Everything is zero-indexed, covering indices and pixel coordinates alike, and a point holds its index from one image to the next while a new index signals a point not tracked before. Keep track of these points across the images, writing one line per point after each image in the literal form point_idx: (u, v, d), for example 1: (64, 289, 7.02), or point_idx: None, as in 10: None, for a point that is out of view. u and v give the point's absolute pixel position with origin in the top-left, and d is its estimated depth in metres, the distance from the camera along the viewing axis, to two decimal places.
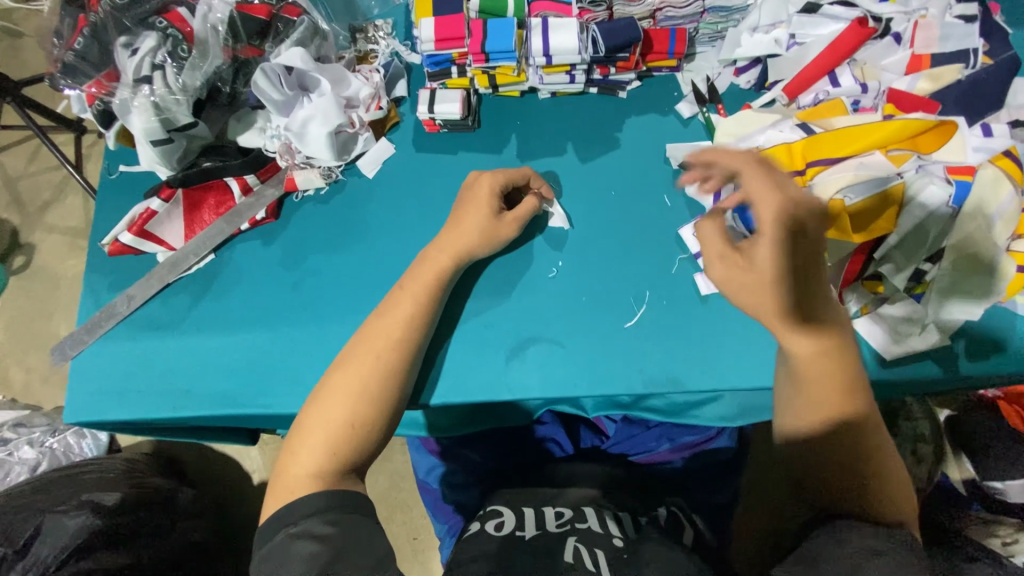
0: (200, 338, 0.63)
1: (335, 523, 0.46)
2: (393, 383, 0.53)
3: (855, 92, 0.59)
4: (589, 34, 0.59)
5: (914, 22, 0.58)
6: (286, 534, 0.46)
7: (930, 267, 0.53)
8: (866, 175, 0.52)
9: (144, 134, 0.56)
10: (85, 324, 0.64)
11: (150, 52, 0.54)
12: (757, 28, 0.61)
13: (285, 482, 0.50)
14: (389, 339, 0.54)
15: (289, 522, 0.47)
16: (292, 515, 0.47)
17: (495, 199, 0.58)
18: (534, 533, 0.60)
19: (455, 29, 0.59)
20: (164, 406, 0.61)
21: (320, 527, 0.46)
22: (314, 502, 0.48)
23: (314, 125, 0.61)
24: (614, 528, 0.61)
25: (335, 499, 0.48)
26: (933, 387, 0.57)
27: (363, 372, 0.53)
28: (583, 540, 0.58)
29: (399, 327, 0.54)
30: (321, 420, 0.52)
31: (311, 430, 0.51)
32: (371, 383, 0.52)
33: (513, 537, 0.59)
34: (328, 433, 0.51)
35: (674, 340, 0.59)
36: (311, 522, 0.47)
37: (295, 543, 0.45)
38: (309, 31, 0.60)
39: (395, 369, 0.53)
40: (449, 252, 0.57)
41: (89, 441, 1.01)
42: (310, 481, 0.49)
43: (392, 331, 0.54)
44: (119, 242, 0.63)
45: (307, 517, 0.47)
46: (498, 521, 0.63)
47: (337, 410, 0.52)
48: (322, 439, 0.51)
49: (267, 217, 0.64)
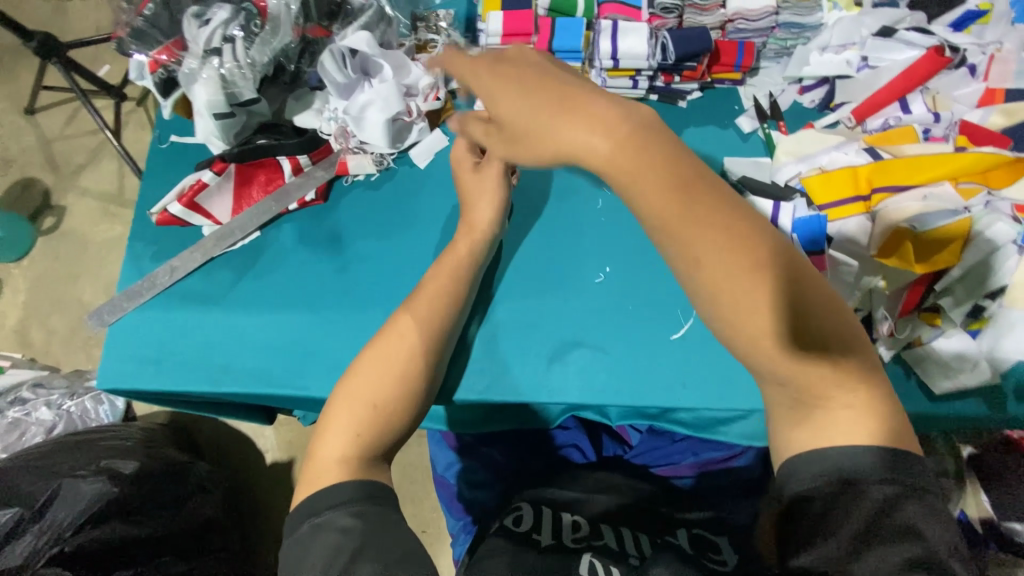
0: (240, 314, 0.63)
1: (359, 516, 0.45)
2: (418, 365, 0.53)
3: (927, 120, 0.58)
4: (658, 40, 0.58)
5: (991, 55, 0.57)
6: (310, 525, 0.45)
7: (989, 303, 0.52)
8: (936, 206, 0.52)
9: (206, 107, 0.55)
10: (127, 291, 0.64)
11: (222, 25, 0.54)
12: (827, 48, 0.61)
13: (315, 467, 0.49)
14: (416, 320, 0.54)
15: (314, 512, 0.46)
16: (319, 505, 0.46)
17: (488, 163, 0.58)
18: (550, 541, 0.61)
19: (524, 24, 0.59)
20: (198, 379, 0.61)
21: (345, 520, 0.45)
22: (343, 492, 0.46)
23: (374, 111, 0.61)
24: (631, 546, 0.60)
25: (363, 490, 0.46)
26: (979, 426, 0.54)
27: (389, 351, 0.53)
28: (599, 557, 0.58)
29: (426, 309, 0.55)
30: (347, 399, 0.51)
31: (339, 410, 0.51)
32: (394, 362, 0.52)
33: (529, 539, 0.61)
34: (353, 413, 0.50)
35: (717, 358, 0.58)
36: (335, 513, 0.45)
37: (319, 534, 0.45)
38: (376, 16, 0.60)
39: (419, 350, 0.53)
40: (473, 236, 0.58)
41: (106, 407, 1.01)
42: (337, 465, 0.48)
43: (422, 313, 0.54)
44: (167, 212, 0.63)
45: (332, 508, 0.46)
46: (517, 516, 0.65)
47: (363, 389, 0.51)
48: (348, 420, 0.50)
49: (316, 199, 0.64)
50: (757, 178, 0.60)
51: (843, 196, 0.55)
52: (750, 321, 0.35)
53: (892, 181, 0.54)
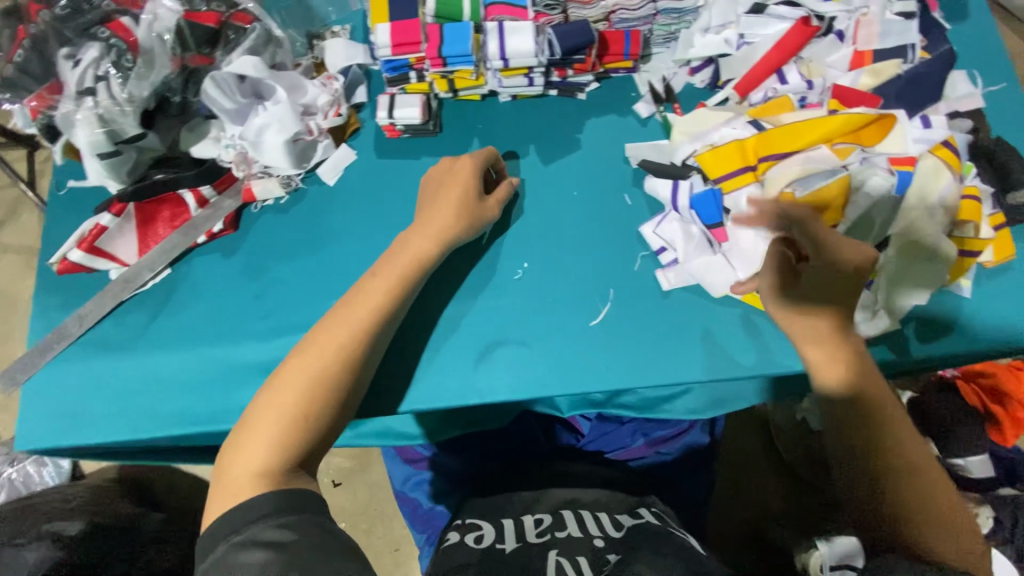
0: (157, 356, 0.61)
1: (289, 529, 0.44)
2: (342, 377, 0.51)
3: (802, 89, 0.61)
4: (545, 37, 0.59)
5: (856, 20, 0.60)
6: (228, 544, 0.44)
7: (877, 254, 0.55)
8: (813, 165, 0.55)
9: (89, 148, 0.54)
10: (35, 347, 0.61)
11: (92, 63, 0.53)
12: (708, 29, 0.63)
13: (230, 485, 0.47)
14: (355, 326, 0.52)
15: (233, 530, 0.45)
16: (238, 522, 0.45)
17: (474, 184, 0.58)
18: (515, 545, 0.58)
19: (411, 34, 0.59)
20: (120, 428, 0.59)
21: (271, 532, 0.44)
22: (262, 506, 0.45)
23: (271, 133, 0.60)
24: (593, 528, 0.60)
25: (289, 499, 0.46)
26: (890, 372, 0.58)
27: (311, 363, 0.51)
28: (566, 555, 0.55)
29: (363, 315, 0.53)
30: (266, 415, 0.49)
31: (263, 422, 0.49)
32: (311, 372, 0.50)
33: (492, 550, 0.58)
34: (273, 427, 0.49)
35: (639, 339, 0.59)
36: (257, 527, 0.44)
37: (240, 553, 0.43)
38: (262, 38, 0.60)
39: (350, 362, 0.52)
40: (432, 239, 0.56)
41: (50, 468, 0.97)
42: (254, 480, 0.47)
43: (354, 324, 0.52)
44: (69, 259, 0.61)
45: (254, 523, 0.45)
46: (477, 534, 0.61)
47: (289, 401, 0.50)
48: (274, 433, 0.49)
49: (226, 228, 0.63)
50: (657, 161, 0.63)
51: (732, 169, 0.57)
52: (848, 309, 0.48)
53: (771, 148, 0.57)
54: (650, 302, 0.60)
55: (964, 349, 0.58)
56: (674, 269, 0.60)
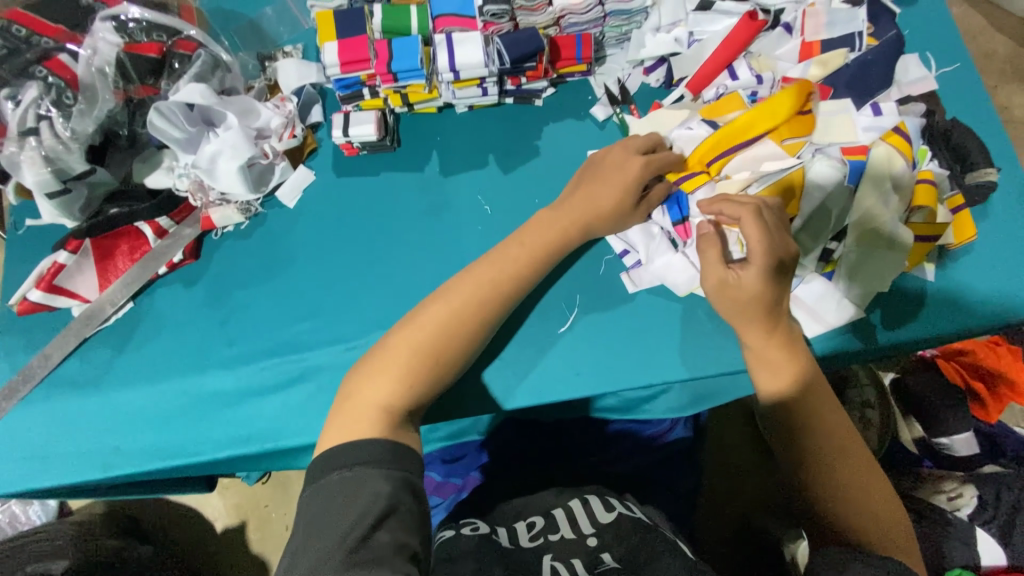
0: (123, 392, 0.60)
1: (394, 476, 0.44)
2: (483, 318, 0.53)
3: (752, 83, 0.60)
4: (493, 48, 0.59)
5: (803, 10, 0.60)
6: (337, 478, 0.43)
7: (834, 245, 0.55)
8: (767, 163, 0.55)
9: (37, 187, 0.54)
10: (0, 390, 0.61)
11: (34, 103, 0.52)
12: (659, 28, 0.63)
13: (355, 412, 0.48)
14: (474, 290, 0.53)
15: (342, 465, 0.44)
16: (348, 458, 0.44)
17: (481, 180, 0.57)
18: (509, 546, 0.59)
19: (360, 51, 0.59)
20: (91, 467, 0.58)
21: (376, 480, 0.43)
22: (370, 450, 0.45)
23: (224, 160, 0.59)
24: (585, 525, 0.60)
25: (393, 448, 0.45)
26: (856, 359, 0.59)
27: (467, 303, 0.53)
28: (560, 558, 0.57)
29: (514, 266, 0.55)
30: (405, 352, 0.51)
31: (397, 359, 0.50)
32: (467, 312, 0.52)
33: (492, 546, 0.59)
34: (408, 364, 0.50)
35: (607, 343, 0.59)
36: (369, 469, 0.44)
37: (348, 488, 0.43)
38: (208, 65, 0.59)
39: (482, 308, 0.53)
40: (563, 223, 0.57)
41: (36, 507, 0.96)
42: (380, 410, 0.48)
43: (473, 288, 0.53)
44: (28, 300, 0.60)
45: (361, 465, 0.44)
46: (473, 526, 0.62)
47: (417, 350, 0.51)
48: (400, 373, 0.50)
49: (186, 258, 0.62)
50: None
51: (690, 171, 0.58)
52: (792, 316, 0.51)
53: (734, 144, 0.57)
54: (616, 306, 0.60)
55: (932, 332, 0.58)
56: (639, 269, 0.61)
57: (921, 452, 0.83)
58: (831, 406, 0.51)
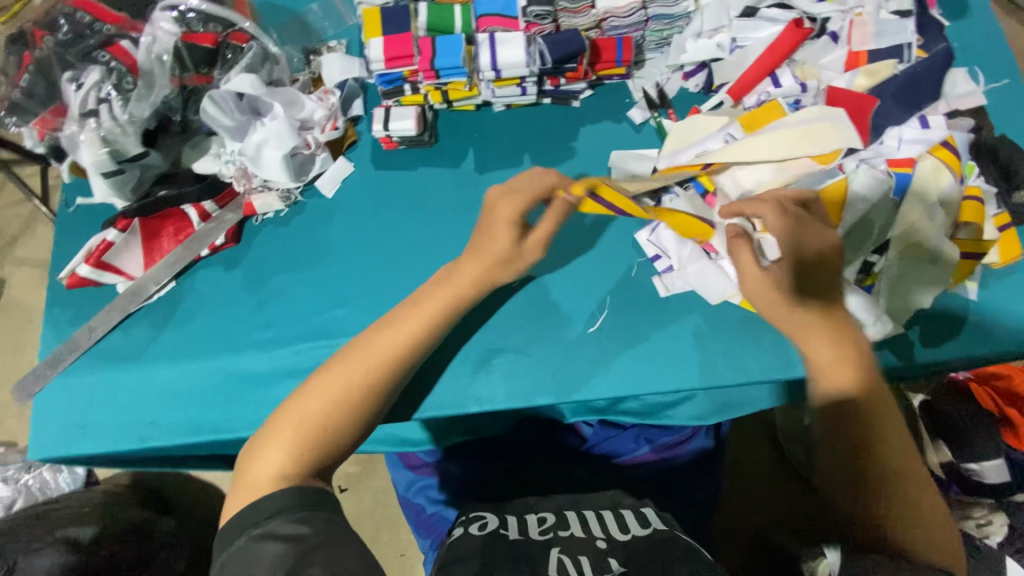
0: (162, 368, 0.62)
1: (306, 522, 0.45)
2: (379, 389, 0.52)
3: (796, 91, 0.60)
4: (535, 47, 0.60)
5: (851, 20, 0.60)
6: (248, 536, 0.45)
7: (877, 258, 0.54)
8: (795, 172, 0.56)
9: (93, 167, 0.56)
10: (48, 359, 0.63)
11: (95, 86, 0.55)
12: (701, 34, 0.63)
13: (247, 483, 0.48)
14: (389, 340, 0.53)
15: (252, 523, 0.45)
16: (257, 516, 0.45)
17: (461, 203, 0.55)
18: (517, 536, 0.59)
19: (405, 47, 0.60)
20: (128, 437, 0.60)
21: (289, 527, 0.44)
22: (282, 498, 0.46)
23: (269, 149, 0.61)
24: (597, 529, 0.59)
25: (302, 496, 0.46)
26: (892, 376, 0.57)
27: (348, 375, 0.51)
28: (567, 552, 0.55)
29: (400, 340, 0.53)
30: (294, 419, 0.50)
31: (282, 429, 0.50)
32: (354, 382, 0.51)
33: (497, 538, 0.59)
34: (300, 433, 0.50)
35: (635, 345, 0.59)
36: (277, 520, 0.45)
37: (257, 545, 0.44)
38: (258, 57, 0.61)
39: (382, 376, 0.52)
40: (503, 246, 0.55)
41: (66, 476, 1.00)
42: (271, 482, 0.48)
43: (389, 337, 0.53)
44: (77, 274, 0.63)
45: (275, 514, 0.45)
46: (482, 522, 0.62)
47: (330, 396, 0.51)
48: (300, 430, 0.50)
49: (227, 241, 0.64)
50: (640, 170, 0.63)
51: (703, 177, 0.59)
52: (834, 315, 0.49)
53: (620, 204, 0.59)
54: (647, 308, 0.60)
55: (973, 351, 0.56)
56: (670, 275, 0.60)
57: (947, 476, 0.80)
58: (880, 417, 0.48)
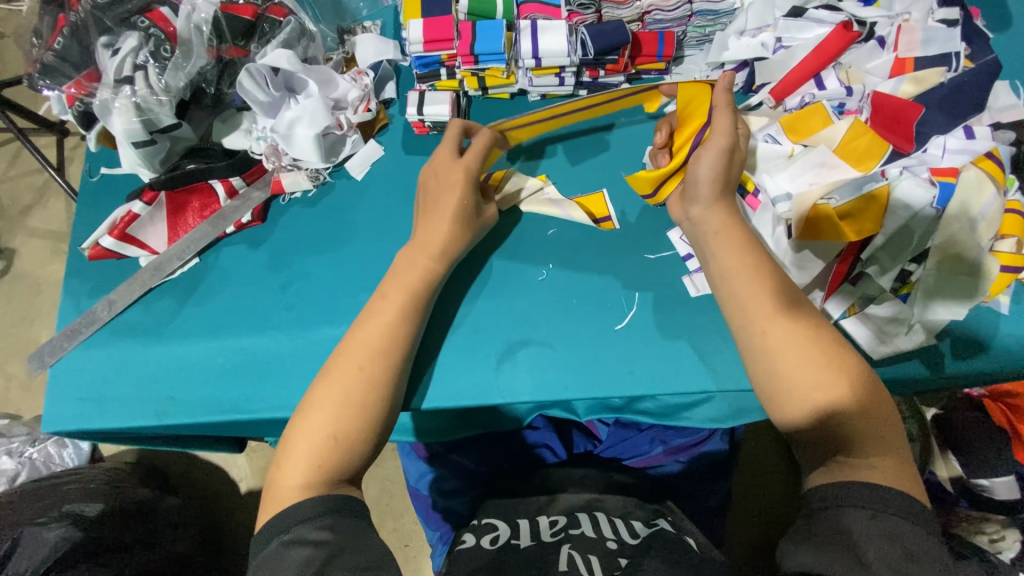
0: (185, 344, 0.61)
1: (330, 528, 0.45)
2: (379, 394, 0.51)
3: (841, 95, 0.60)
4: (577, 37, 0.59)
5: (898, 25, 0.60)
6: (278, 542, 0.45)
7: (913, 267, 0.54)
8: (835, 178, 0.56)
9: (125, 136, 0.56)
10: (65, 330, 0.62)
11: (132, 52, 0.55)
12: (744, 31, 0.64)
13: (274, 497, 0.48)
14: (374, 350, 0.52)
15: (282, 529, 0.46)
16: (286, 522, 0.46)
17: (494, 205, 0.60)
18: (529, 542, 0.56)
19: (444, 30, 0.59)
20: (145, 413, 0.58)
21: (314, 533, 0.45)
22: (306, 507, 0.46)
23: (301, 127, 0.61)
24: (608, 530, 0.58)
25: (327, 503, 0.47)
26: (921, 387, 0.57)
27: (345, 383, 0.50)
28: (578, 548, 0.54)
29: (381, 338, 0.52)
30: (304, 433, 0.49)
31: (295, 446, 0.49)
32: (349, 389, 0.50)
33: (510, 547, 0.56)
34: (312, 445, 0.49)
35: (667, 347, 0.58)
36: (304, 528, 0.45)
37: (287, 550, 0.44)
38: (295, 32, 0.61)
39: (379, 380, 0.51)
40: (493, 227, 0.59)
41: (70, 450, 0.98)
42: (298, 494, 0.47)
43: (370, 342, 0.52)
44: (100, 246, 0.62)
45: (301, 523, 0.46)
46: (493, 535, 0.59)
47: (319, 422, 0.49)
48: (306, 452, 0.49)
49: (254, 219, 0.63)
50: None
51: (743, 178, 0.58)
52: (810, 324, 0.49)
53: (689, 127, 0.58)
54: (678, 307, 0.60)
55: (1005, 365, 0.56)
56: (701, 274, 0.60)
57: (958, 491, 0.76)
58: (881, 423, 0.46)
